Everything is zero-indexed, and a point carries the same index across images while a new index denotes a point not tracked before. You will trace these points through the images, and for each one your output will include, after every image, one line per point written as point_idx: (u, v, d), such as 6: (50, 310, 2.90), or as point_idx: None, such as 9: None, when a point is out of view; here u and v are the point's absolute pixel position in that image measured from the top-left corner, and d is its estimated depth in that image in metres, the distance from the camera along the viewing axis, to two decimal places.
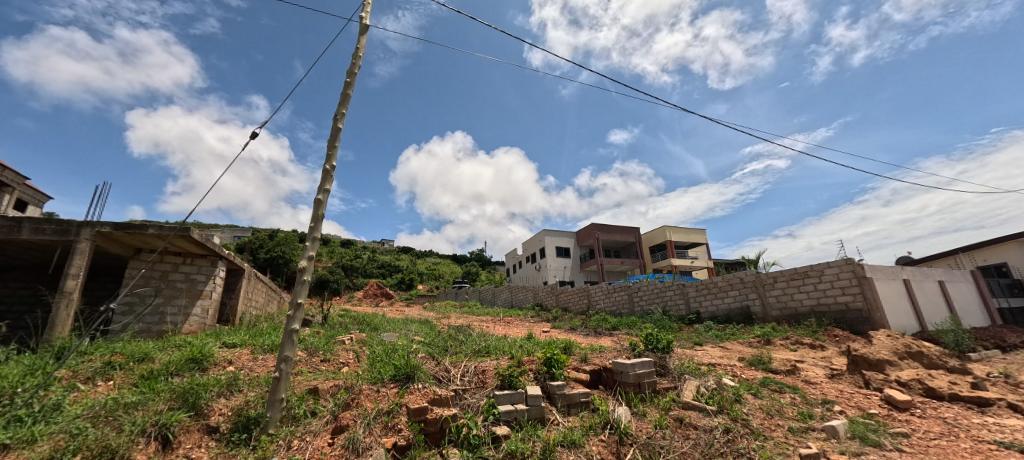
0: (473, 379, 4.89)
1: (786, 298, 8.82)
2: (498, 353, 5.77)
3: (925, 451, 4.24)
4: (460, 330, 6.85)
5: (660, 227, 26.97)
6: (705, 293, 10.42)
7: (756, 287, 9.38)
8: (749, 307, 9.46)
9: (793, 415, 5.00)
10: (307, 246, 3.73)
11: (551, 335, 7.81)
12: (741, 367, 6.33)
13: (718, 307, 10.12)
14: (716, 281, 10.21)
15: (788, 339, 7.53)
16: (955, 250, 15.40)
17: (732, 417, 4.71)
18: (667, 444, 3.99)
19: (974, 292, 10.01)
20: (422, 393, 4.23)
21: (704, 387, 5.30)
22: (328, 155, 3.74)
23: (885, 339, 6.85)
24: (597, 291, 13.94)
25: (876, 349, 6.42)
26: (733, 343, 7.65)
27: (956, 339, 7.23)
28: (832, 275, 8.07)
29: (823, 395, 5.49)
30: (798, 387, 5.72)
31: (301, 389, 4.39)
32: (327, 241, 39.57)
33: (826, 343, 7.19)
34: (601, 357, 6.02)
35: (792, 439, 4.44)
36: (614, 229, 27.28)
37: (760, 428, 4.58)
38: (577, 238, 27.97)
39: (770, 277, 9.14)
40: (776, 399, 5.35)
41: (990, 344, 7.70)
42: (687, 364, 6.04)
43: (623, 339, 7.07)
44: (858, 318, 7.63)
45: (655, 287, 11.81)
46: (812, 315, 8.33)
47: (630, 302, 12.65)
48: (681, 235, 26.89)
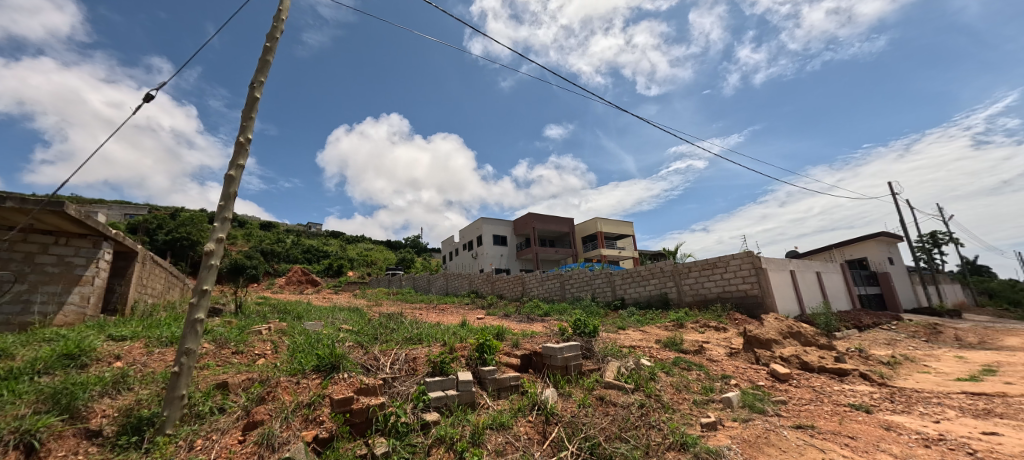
0: (404, 367, 4.79)
1: (697, 285, 9.76)
2: (430, 340, 5.70)
3: (799, 414, 5.01)
4: (392, 317, 6.68)
5: (592, 219, 28.33)
6: (629, 281, 11.17)
7: (673, 276, 10.25)
8: (666, 293, 10.33)
9: (698, 389, 5.62)
10: (215, 227, 3.33)
11: (485, 321, 7.89)
12: (657, 348, 6.93)
13: (640, 293, 10.93)
14: (639, 270, 10.98)
15: (697, 322, 8.38)
16: (829, 246, 18.16)
17: (646, 393, 5.17)
18: (589, 421, 4.26)
19: (842, 281, 11.89)
20: (348, 384, 4.05)
21: (625, 367, 5.72)
22: (242, 126, 3.37)
23: (773, 321, 7.91)
24: (532, 278, 14.33)
25: (766, 329, 7.40)
26: (651, 327, 8.35)
27: (826, 321, 8.56)
28: (735, 266, 9.08)
29: (723, 371, 6.21)
30: (703, 364, 6.41)
31: (206, 385, 3.96)
32: (243, 223, 35.92)
33: (728, 325, 8.13)
34: (532, 342, 6.23)
35: (695, 410, 4.98)
36: (550, 219, 28.08)
37: (670, 402, 5.07)
38: (514, 227, 28.39)
39: (685, 267, 10.03)
40: (685, 375, 5.96)
41: (850, 324, 9.23)
42: (611, 347, 6.48)
43: (553, 325, 7.39)
44: (753, 304, 8.73)
45: (585, 275, 12.40)
46: (718, 301, 9.33)
47: (562, 289, 13.19)
48: (611, 227, 28.51)
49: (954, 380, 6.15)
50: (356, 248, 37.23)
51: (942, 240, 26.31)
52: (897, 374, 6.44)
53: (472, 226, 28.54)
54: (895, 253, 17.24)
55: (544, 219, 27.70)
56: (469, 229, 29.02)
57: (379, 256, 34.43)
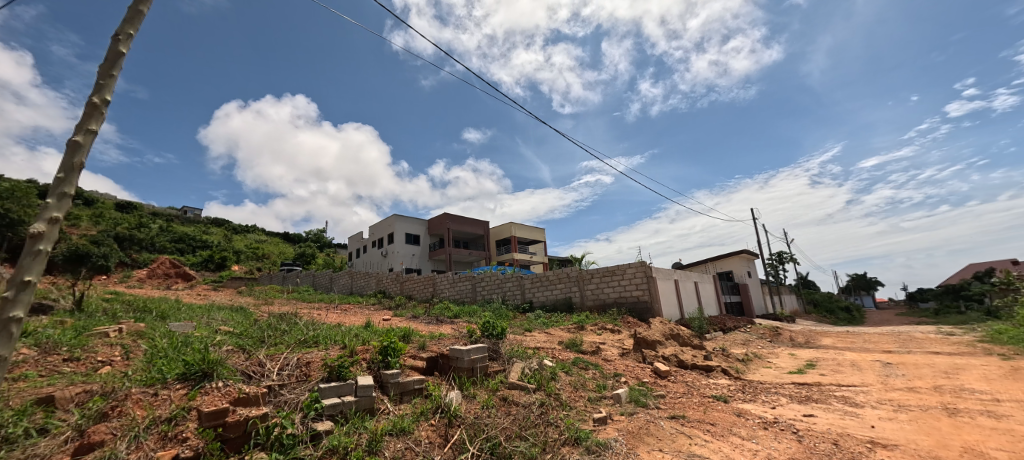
0: (295, 373, 4.37)
1: (598, 291, 10.57)
2: (328, 342, 5.29)
3: (673, 406, 5.72)
4: (283, 318, 6.02)
5: (507, 223, 29.01)
6: (538, 285, 11.63)
7: (577, 281, 10.94)
8: (571, 298, 10.99)
9: (593, 387, 6.07)
10: (46, 205, 2.49)
11: (390, 323, 7.55)
12: (559, 350, 7.34)
13: (547, 297, 11.45)
14: (547, 275, 11.49)
15: (596, 325, 9.07)
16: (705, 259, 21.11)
17: (547, 392, 5.44)
18: (491, 422, 4.33)
19: (713, 290, 13.88)
20: (222, 393, 3.54)
21: (528, 368, 5.95)
22: (98, 85, 2.77)
23: (659, 324, 8.92)
24: (443, 279, 14.12)
25: (652, 332, 8.30)
26: (555, 329, 8.82)
27: (699, 324, 9.92)
28: (631, 274, 10.04)
29: (615, 369, 6.81)
30: (599, 364, 6.96)
31: (21, 401, 3.14)
32: (91, 201, 29.38)
33: (621, 328, 8.96)
34: (439, 344, 6.14)
35: (589, 406, 5.39)
36: (466, 221, 28.04)
37: (567, 400, 5.40)
38: (429, 226, 27.74)
39: (588, 273, 10.78)
40: (582, 374, 6.40)
41: (717, 328, 10.82)
42: (517, 348, 6.69)
43: (461, 327, 7.37)
44: (643, 308, 9.77)
45: (497, 278, 12.60)
46: (615, 306, 10.22)
47: (473, 292, 13.21)
48: (524, 232, 29.52)
49: (787, 373, 7.59)
50: (245, 239, 32.89)
51: (784, 259, 32.33)
52: (748, 369, 7.73)
53: (384, 223, 27.21)
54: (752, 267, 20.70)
55: (459, 221, 27.56)
56: (380, 226, 27.59)
57: (273, 250, 30.91)
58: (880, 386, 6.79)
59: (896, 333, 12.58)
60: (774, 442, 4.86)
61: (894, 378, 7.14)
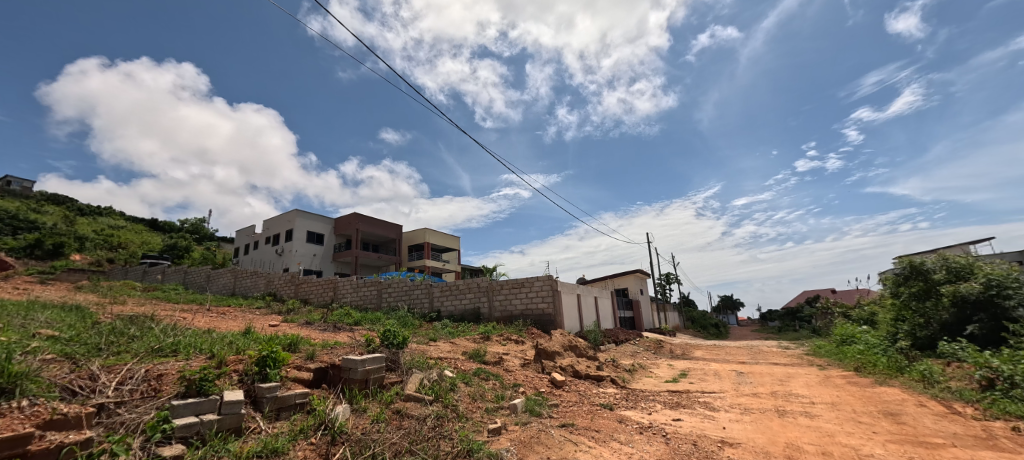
0: (140, 388, 3.69)
1: (506, 302, 10.80)
2: (191, 352, 4.58)
3: (564, 415, 6.04)
4: (135, 322, 5.08)
5: (422, 229, 28.34)
6: (447, 294, 11.48)
7: (487, 291, 11.05)
8: (479, 308, 11.05)
9: (491, 397, 6.15)
10: None
11: (276, 330, 6.83)
12: (462, 360, 7.31)
13: (455, 307, 11.35)
14: (458, 284, 11.41)
15: (501, 335, 9.24)
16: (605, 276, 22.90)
17: (444, 404, 5.35)
18: (379, 437, 4.12)
19: (610, 305, 15.10)
20: (24, 414, 2.82)
21: (427, 379, 5.80)
22: None
23: (560, 336, 9.41)
24: (346, 284, 13.21)
25: (553, 343, 8.71)
26: (461, 339, 8.78)
27: (595, 336, 10.71)
28: (538, 287, 10.46)
29: (515, 379, 7.00)
30: (500, 374, 7.08)
31: None
32: None
33: (525, 339, 9.26)
34: (331, 353, 5.71)
35: (485, 417, 5.42)
36: (377, 223, 26.70)
37: (464, 411, 5.38)
38: (335, 225, 25.83)
39: (498, 284, 10.97)
40: (482, 385, 6.44)
41: (610, 340, 11.78)
42: (417, 359, 6.50)
43: (359, 335, 6.96)
44: (547, 320, 10.25)
45: (405, 285, 12.15)
46: (521, 317, 10.55)
47: (378, 298, 12.55)
48: (439, 240, 29.09)
49: (664, 382, 8.53)
50: (94, 223, 27.14)
51: (670, 280, 36.55)
52: (633, 378, 8.53)
53: (282, 218, 24.61)
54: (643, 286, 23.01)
55: (370, 222, 26.16)
56: (278, 221, 24.93)
57: (134, 239, 25.96)
58: (733, 392, 7.98)
59: (748, 347, 14.95)
60: (646, 445, 5.40)
61: (744, 385, 8.47)
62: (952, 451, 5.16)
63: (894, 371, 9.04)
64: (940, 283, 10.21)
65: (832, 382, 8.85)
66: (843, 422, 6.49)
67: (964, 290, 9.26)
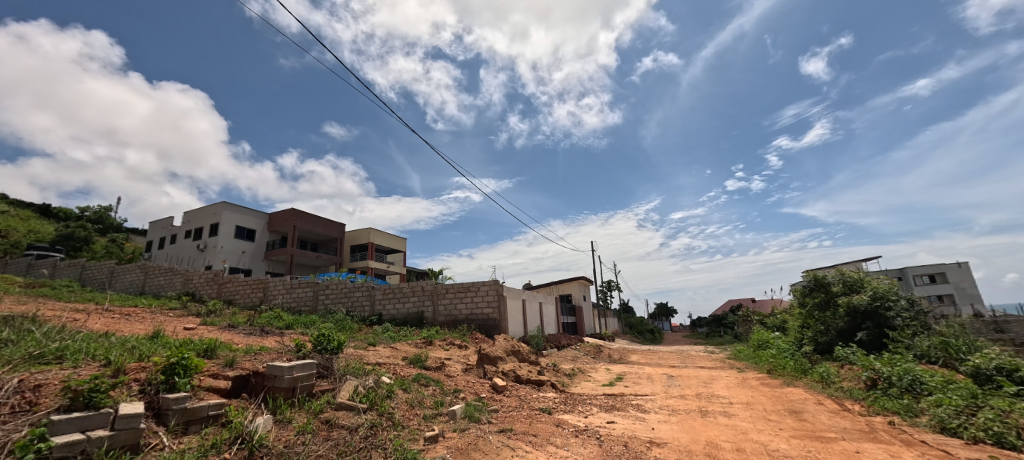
0: (10, 402, 3.17)
1: (450, 306, 10.68)
2: (81, 359, 4.03)
3: (503, 420, 6.06)
4: (10, 324, 4.37)
5: (366, 229, 27.23)
6: (390, 297, 11.11)
7: (431, 295, 10.85)
8: (423, 312, 10.82)
9: (430, 404, 6.02)
10: None
11: (191, 333, 6.20)
12: (401, 366, 7.09)
13: (397, 310, 11.02)
14: (401, 287, 11.09)
15: (444, 340, 9.12)
16: (551, 282, 23.42)
17: (379, 412, 5.14)
18: (304, 449, 3.87)
19: (554, 311, 15.45)
20: None
21: (362, 386, 5.54)
22: None
23: (503, 341, 9.46)
24: (277, 284, 12.33)
25: (496, 348, 8.73)
26: (402, 344, 8.53)
27: (538, 342, 10.89)
28: (484, 291, 10.46)
29: (455, 385, 6.91)
30: (440, 380, 6.96)
31: None
32: None
33: (468, 344, 9.22)
34: (254, 360, 5.29)
35: (422, 424, 5.29)
36: (318, 221, 25.24)
37: (400, 419, 5.21)
38: (269, 221, 24.05)
39: (443, 288, 10.81)
40: (421, 391, 6.29)
41: (552, 345, 12.04)
42: (353, 365, 6.22)
43: (289, 340, 6.52)
44: (492, 325, 10.29)
45: (344, 286, 11.58)
46: (466, 322, 10.50)
47: (314, 300, 11.85)
48: (384, 240, 28.12)
49: (601, 385, 8.88)
50: None
51: (611, 287, 38.21)
52: (572, 382, 8.78)
53: (206, 210, 22.44)
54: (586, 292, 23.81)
55: (309, 220, 24.67)
56: (201, 214, 22.69)
57: (17, 226, 22.30)
58: (663, 394, 8.49)
59: (679, 351, 16.00)
60: (581, 448, 5.58)
61: (672, 387, 9.04)
62: (842, 443, 5.87)
63: (799, 373, 10.12)
64: (838, 295, 11.59)
65: (749, 383, 9.72)
66: (755, 420, 7.14)
67: (856, 302, 10.59)
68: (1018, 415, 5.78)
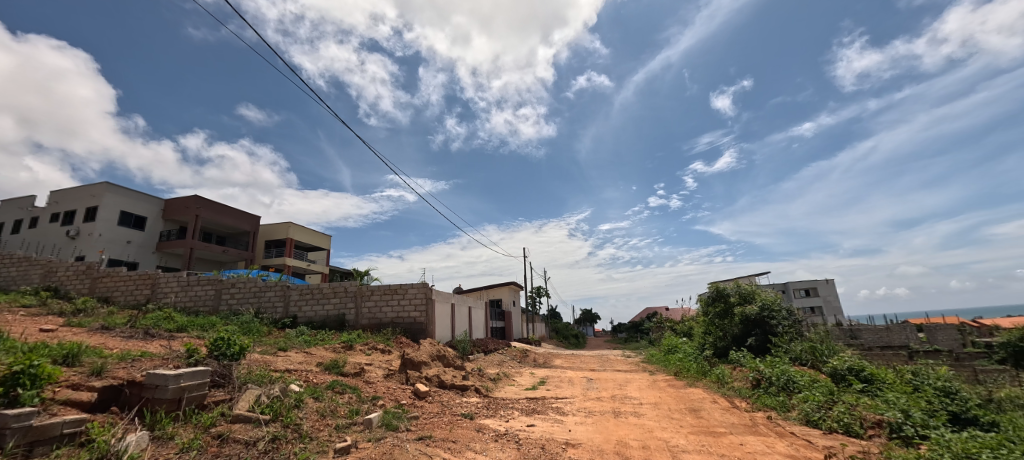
0: None
1: (375, 309, 10.23)
2: None
3: (422, 427, 5.93)
4: None
5: (286, 223, 25.11)
6: (307, 298, 10.33)
7: (355, 297, 10.30)
8: (344, 315, 10.23)
9: (344, 413, 5.67)
10: None
11: (47, 337, 5.22)
12: (315, 372, 6.62)
13: (315, 313, 10.29)
14: (321, 287, 10.38)
15: (366, 345, 8.71)
16: (482, 286, 23.50)
17: (283, 423, 4.72)
18: None
19: (483, 316, 15.50)
20: None
21: (265, 395, 5.05)
22: None
23: (428, 345, 9.28)
24: (170, 281, 10.86)
25: (420, 353, 8.53)
26: (318, 348, 7.98)
27: (464, 346, 10.83)
28: (412, 294, 10.17)
29: (374, 392, 6.61)
30: (358, 387, 6.61)
31: None
32: None
33: (392, 349, 8.92)
34: (131, 367, 4.59)
35: (333, 435, 4.96)
36: (226, 211, 22.72)
37: (308, 430, 4.84)
38: (165, 208, 21.11)
39: (368, 290, 10.32)
40: (335, 400, 5.91)
41: (479, 350, 12.06)
42: (257, 372, 5.67)
43: (180, 345, 5.78)
44: (418, 329, 10.06)
45: (254, 285, 10.55)
46: (391, 325, 10.13)
47: (216, 299, 10.63)
48: (306, 236, 26.16)
49: (524, 389, 9.08)
50: None
51: (541, 292, 39.29)
52: (497, 387, 8.86)
53: (81, 191, 19.05)
54: (516, 297, 24.28)
55: (216, 209, 22.09)
56: (73, 194, 19.21)
57: None
58: (582, 397, 8.93)
59: (598, 355, 16.97)
60: (499, 452, 5.64)
61: (591, 390, 9.55)
62: (729, 437, 6.62)
63: (700, 374, 11.27)
64: (734, 305, 13.11)
65: (658, 384, 10.60)
66: (661, 418, 7.79)
67: (749, 311, 12.05)
68: (861, 408, 6.98)
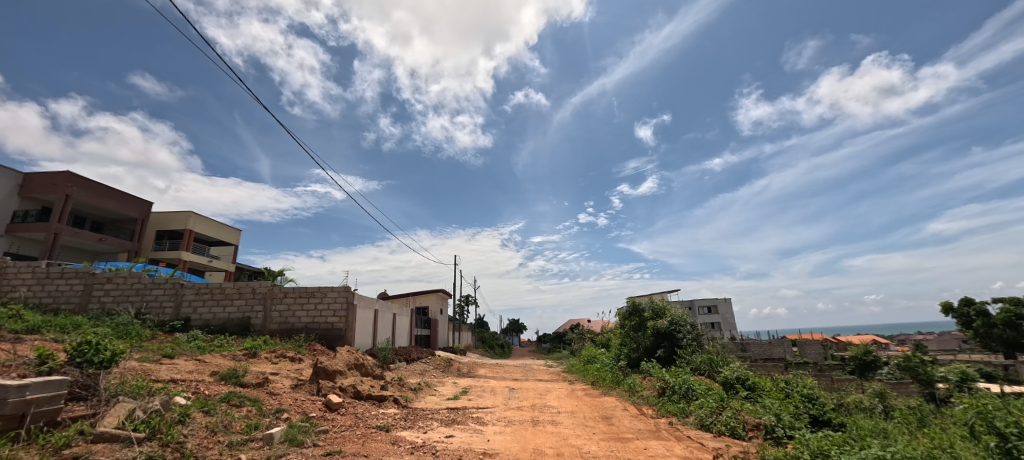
0: None
1: (287, 313, 9.40)
2: None
3: (331, 442, 5.53)
4: None
5: (186, 212, 22.15)
6: (205, 298, 9.19)
7: (264, 299, 9.37)
8: (249, 319, 9.25)
9: (239, 428, 5.09)
10: None
11: None
12: (207, 383, 5.87)
13: (214, 315, 9.18)
14: (224, 287, 9.30)
15: (273, 352, 7.96)
16: (409, 293, 22.76)
17: (162, 442, 4.10)
18: None
19: (408, 323, 15.01)
20: None
21: (141, 409, 4.35)
22: None
23: (345, 353, 8.74)
24: (22, 272, 9.00)
25: (336, 361, 8.00)
26: (213, 356, 7.11)
27: (385, 355, 10.36)
28: (331, 298, 9.53)
29: (278, 404, 6.04)
30: (259, 399, 6.00)
31: None
32: None
33: (303, 357, 8.26)
34: None
35: (225, 454, 4.42)
36: (109, 193, 19.45)
37: (194, 449, 4.25)
38: (22, 184, 17.46)
39: (281, 292, 9.46)
40: (230, 414, 5.29)
41: (401, 358, 11.63)
42: (132, 383, 4.88)
43: (28, 350, 4.79)
44: (336, 336, 9.44)
45: (137, 281, 9.11)
46: (304, 331, 9.37)
47: (84, 297, 8.99)
48: (209, 229, 23.30)
49: (446, 399, 8.94)
50: None
51: (470, 301, 39.07)
52: (417, 397, 8.61)
53: None
54: (444, 305, 23.90)
55: (94, 190, 18.78)
56: None
57: None
58: (503, 406, 9.02)
59: (522, 365, 17.28)
60: None
61: (512, 399, 9.69)
62: (635, 442, 7.14)
63: (614, 384, 12.03)
64: (647, 319, 14.24)
65: (576, 393, 11.10)
66: (575, 426, 8.16)
67: (660, 325, 13.18)
68: (744, 413, 7.96)
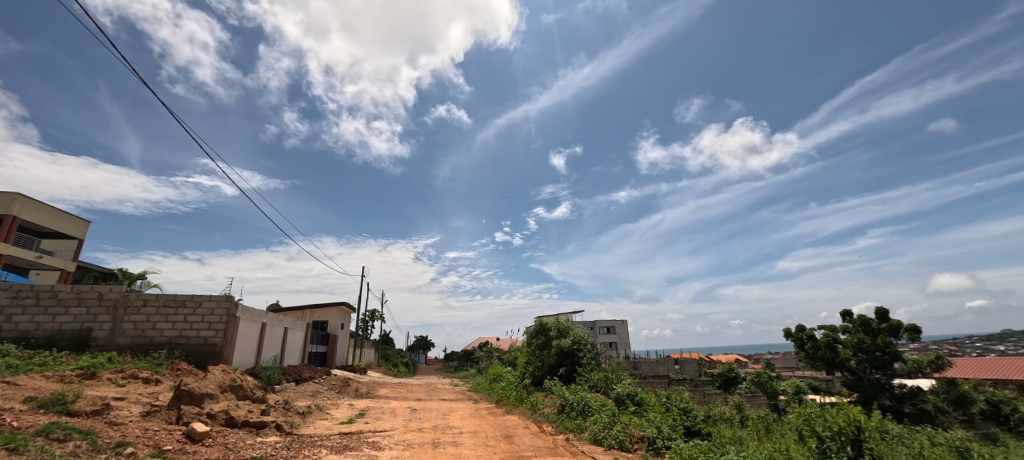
0: None
1: (145, 325, 7.90)
2: None
3: None
4: None
5: (8, 193, 17.46)
6: (27, 305, 7.39)
7: (113, 308, 7.75)
8: (89, 331, 7.57)
9: None
10: None
11: None
12: (16, 412, 4.61)
13: (37, 326, 7.36)
14: (57, 291, 7.53)
15: (120, 372, 6.58)
16: (306, 306, 20.64)
17: None
18: None
19: (301, 339, 13.61)
20: None
21: None
22: None
23: (218, 373, 7.57)
24: None
25: (205, 383, 6.88)
26: (29, 377, 5.63)
27: (270, 374, 9.15)
28: (206, 309, 8.25)
29: (120, 437, 4.97)
30: (93, 431, 4.87)
31: None
32: None
33: (162, 378, 6.97)
34: None
35: None
36: None
37: None
38: None
39: (139, 299, 7.92)
40: (48, 450, 4.21)
41: (289, 378, 10.45)
42: None
43: None
44: (208, 353, 8.16)
45: None
46: (166, 347, 7.94)
47: None
48: (43, 217, 18.65)
49: (338, 424, 8.21)
50: None
51: (376, 316, 36.78)
52: (304, 422, 7.76)
53: None
54: (346, 320, 22.14)
55: None
56: None
57: None
58: (402, 429, 8.58)
59: (426, 384, 16.69)
60: None
61: (412, 421, 9.27)
62: None
63: (517, 402, 12.26)
64: (553, 338, 14.89)
65: (480, 412, 11.06)
66: (477, 446, 8.10)
67: (564, 344, 13.89)
68: (632, 426, 8.74)
